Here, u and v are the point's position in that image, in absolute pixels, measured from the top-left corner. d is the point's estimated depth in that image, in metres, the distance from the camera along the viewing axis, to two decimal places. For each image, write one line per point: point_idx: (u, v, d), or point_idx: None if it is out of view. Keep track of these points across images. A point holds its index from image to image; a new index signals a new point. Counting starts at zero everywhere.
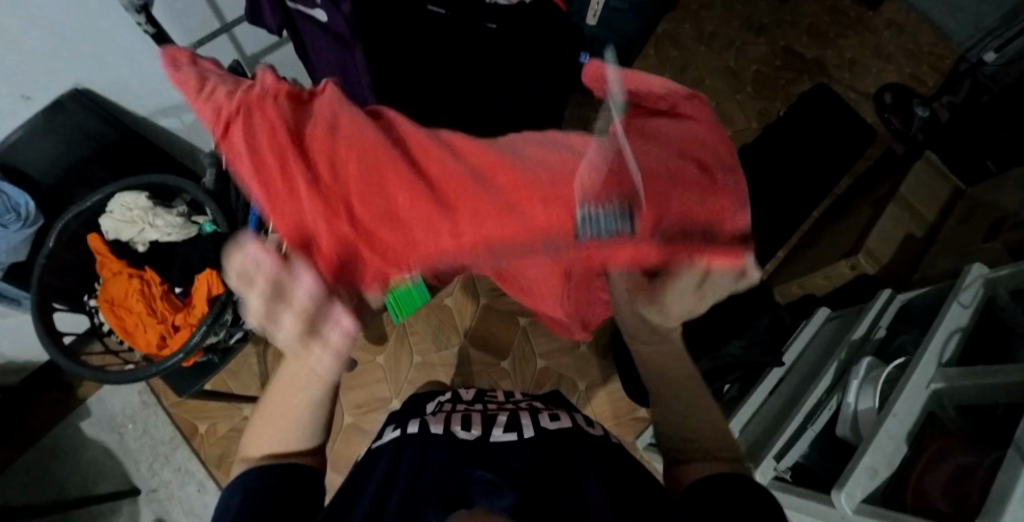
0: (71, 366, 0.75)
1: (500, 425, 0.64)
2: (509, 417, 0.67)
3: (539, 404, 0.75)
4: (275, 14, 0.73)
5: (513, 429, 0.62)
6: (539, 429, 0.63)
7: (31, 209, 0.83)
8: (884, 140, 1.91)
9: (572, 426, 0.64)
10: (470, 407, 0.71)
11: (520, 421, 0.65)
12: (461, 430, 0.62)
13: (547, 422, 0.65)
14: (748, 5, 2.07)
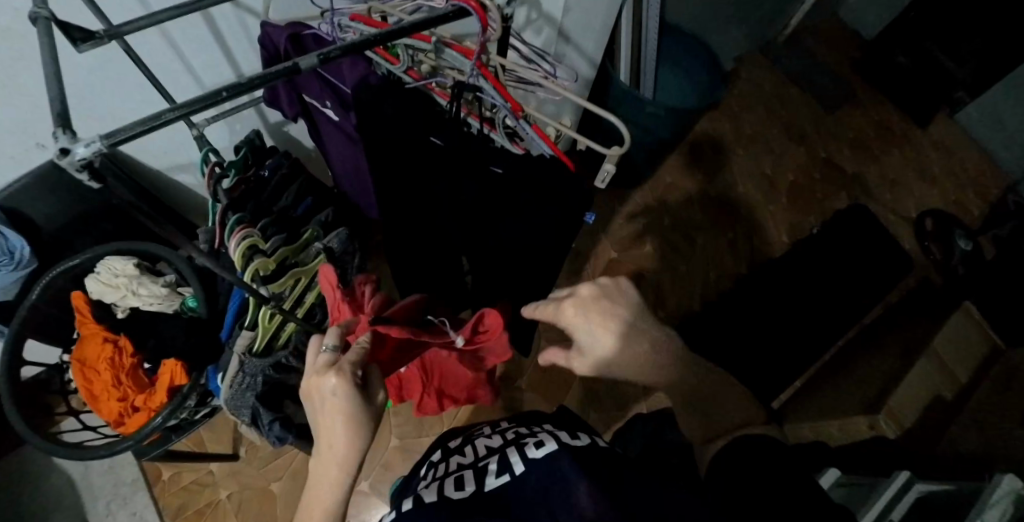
0: (25, 431, 0.74)
1: (491, 471, 0.57)
2: (498, 460, 0.60)
3: (528, 428, 0.69)
4: (292, 104, 0.70)
5: (506, 471, 0.56)
6: (524, 460, 0.57)
7: (26, 254, 0.82)
8: (921, 267, 1.78)
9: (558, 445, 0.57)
10: (459, 461, 0.65)
11: (508, 459, 0.58)
12: (453, 493, 0.55)
13: (535, 450, 0.57)
14: (792, 111, 2.05)
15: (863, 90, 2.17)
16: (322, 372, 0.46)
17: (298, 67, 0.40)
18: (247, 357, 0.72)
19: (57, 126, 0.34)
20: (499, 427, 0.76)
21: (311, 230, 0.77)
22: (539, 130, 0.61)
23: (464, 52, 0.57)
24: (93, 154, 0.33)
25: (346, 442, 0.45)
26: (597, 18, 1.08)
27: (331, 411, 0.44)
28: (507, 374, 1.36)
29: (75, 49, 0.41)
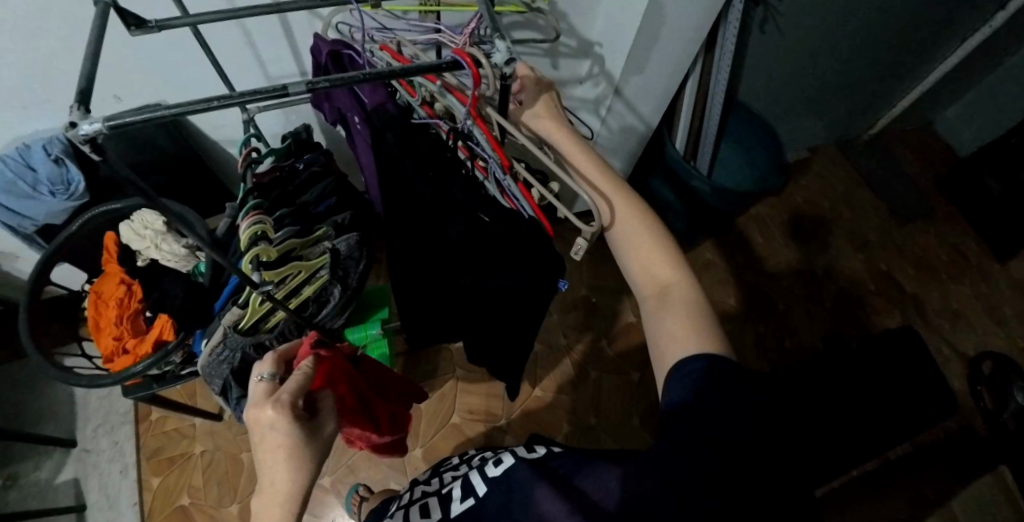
0: (30, 345, 0.82)
1: (456, 497, 0.59)
2: (462, 483, 0.62)
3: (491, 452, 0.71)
4: (330, 110, 0.75)
5: (469, 495, 0.58)
6: (487, 479, 0.58)
7: (79, 188, 0.91)
8: (966, 412, 1.59)
9: (515, 460, 0.57)
10: (427, 489, 0.66)
11: (471, 480, 0.60)
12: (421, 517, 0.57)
13: (494, 468, 0.59)
14: (857, 215, 1.95)
15: (942, 210, 2.03)
16: (261, 406, 0.52)
17: (286, 91, 0.43)
18: (231, 332, 0.75)
19: (76, 105, 0.40)
20: (467, 455, 0.76)
21: (324, 229, 0.82)
22: (523, 188, 0.60)
23: (462, 99, 0.58)
24: (93, 132, 0.38)
25: (286, 478, 0.49)
26: (656, 83, 1.08)
27: (269, 444, 0.50)
28: (492, 411, 1.34)
29: (131, 33, 0.55)
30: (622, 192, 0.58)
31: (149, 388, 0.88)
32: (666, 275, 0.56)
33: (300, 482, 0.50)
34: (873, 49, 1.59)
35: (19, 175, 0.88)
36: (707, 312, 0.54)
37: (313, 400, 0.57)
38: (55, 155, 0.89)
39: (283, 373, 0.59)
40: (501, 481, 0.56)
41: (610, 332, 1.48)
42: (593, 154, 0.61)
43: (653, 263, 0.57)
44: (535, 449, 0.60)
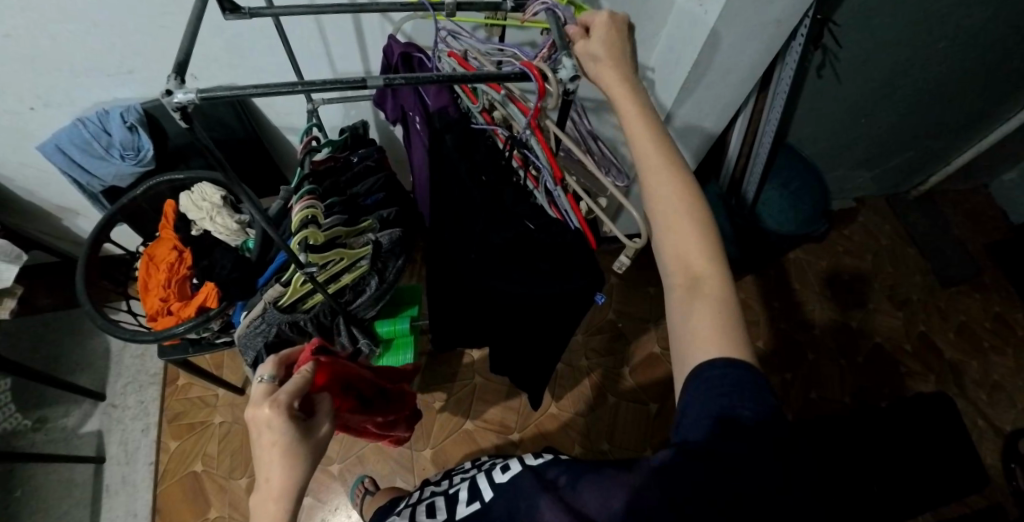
0: (83, 295, 0.87)
1: (462, 500, 0.60)
2: (469, 486, 0.62)
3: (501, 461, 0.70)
4: (394, 108, 0.78)
5: (476, 499, 0.59)
6: (494, 486, 0.59)
7: (147, 155, 0.98)
8: (997, 492, 1.51)
9: (521, 467, 0.58)
10: (436, 491, 0.67)
11: (479, 486, 0.61)
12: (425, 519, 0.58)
13: (500, 474, 0.59)
14: (901, 272, 1.89)
15: (992, 278, 1.95)
16: (258, 407, 0.51)
17: (364, 83, 0.47)
18: (271, 307, 0.78)
19: (172, 75, 0.44)
20: (478, 461, 0.75)
21: (370, 221, 0.85)
22: (573, 201, 0.62)
23: (524, 110, 0.61)
24: (186, 101, 0.43)
25: (282, 474, 0.48)
26: (708, 112, 1.08)
27: (266, 441, 0.50)
28: (506, 422, 1.34)
29: (225, 16, 0.60)
30: (669, 160, 0.53)
31: (184, 351, 0.91)
32: (700, 264, 0.51)
33: (295, 479, 0.49)
34: (932, 105, 1.57)
35: (96, 137, 0.94)
36: (738, 313, 0.50)
37: (311, 400, 0.57)
38: (130, 123, 0.95)
39: (283, 376, 0.60)
40: (508, 486, 0.57)
41: (631, 360, 1.47)
42: (639, 96, 0.55)
43: (685, 251, 0.51)
44: (540, 455, 0.60)
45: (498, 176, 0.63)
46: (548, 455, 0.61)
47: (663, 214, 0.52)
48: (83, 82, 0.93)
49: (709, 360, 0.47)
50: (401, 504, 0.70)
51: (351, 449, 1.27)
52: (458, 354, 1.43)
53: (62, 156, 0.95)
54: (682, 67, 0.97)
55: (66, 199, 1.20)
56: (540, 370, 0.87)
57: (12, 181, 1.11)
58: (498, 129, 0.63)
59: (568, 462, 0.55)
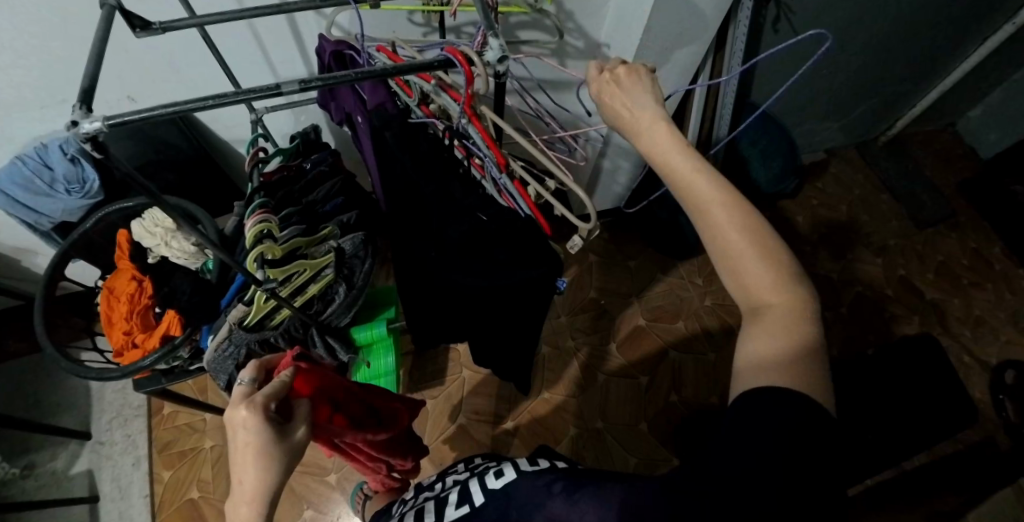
0: (43, 339, 0.84)
1: (452, 502, 0.63)
2: (460, 490, 0.65)
3: (494, 461, 0.72)
4: (337, 111, 0.75)
5: (465, 502, 0.62)
6: (485, 491, 0.61)
7: (94, 187, 0.93)
8: (988, 425, 1.55)
9: (516, 476, 0.61)
10: (427, 494, 0.69)
11: (470, 490, 0.63)
12: None
13: (494, 480, 0.62)
14: (877, 220, 1.91)
15: (966, 216, 1.98)
16: (235, 405, 0.48)
17: (279, 90, 0.43)
18: (236, 328, 0.76)
19: (78, 104, 0.40)
20: (472, 463, 0.78)
21: (330, 227, 0.83)
22: (520, 187, 0.59)
23: (457, 98, 0.59)
24: (94, 130, 0.39)
25: (255, 477, 0.46)
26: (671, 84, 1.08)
27: (243, 442, 0.46)
28: (499, 413, 1.34)
29: (137, 35, 0.56)
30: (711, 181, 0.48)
31: (158, 382, 0.89)
32: (772, 298, 0.44)
33: (272, 477, 0.46)
34: (890, 50, 1.56)
35: (37, 173, 0.90)
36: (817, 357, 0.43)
37: (289, 405, 0.53)
38: (71, 154, 0.91)
39: (264, 379, 0.55)
40: (500, 493, 0.59)
41: (617, 335, 1.47)
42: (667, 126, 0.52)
43: (751, 282, 0.45)
44: (536, 462, 0.63)
45: (444, 170, 0.62)
46: (544, 463, 0.64)
47: (724, 254, 0.46)
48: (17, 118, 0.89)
49: (772, 385, 0.40)
50: (398, 504, 0.73)
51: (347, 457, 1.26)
52: (444, 350, 1.42)
53: (5, 198, 0.92)
54: (634, 38, 0.96)
55: (21, 240, 1.18)
56: (520, 358, 0.86)
57: None
58: (436, 121, 0.61)
59: (567, 475, 0.57)
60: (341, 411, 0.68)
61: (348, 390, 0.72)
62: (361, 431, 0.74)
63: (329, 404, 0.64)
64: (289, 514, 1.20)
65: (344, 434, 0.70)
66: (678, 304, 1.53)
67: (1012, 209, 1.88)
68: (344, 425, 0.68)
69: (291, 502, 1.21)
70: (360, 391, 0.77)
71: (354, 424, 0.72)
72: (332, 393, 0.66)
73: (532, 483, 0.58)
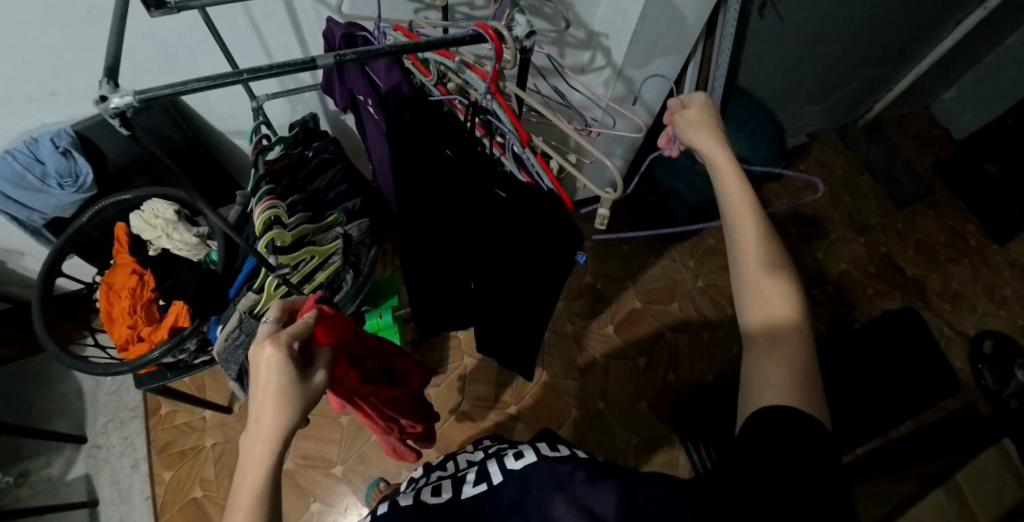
0: (42, 335, 0.82)
1: (470, 481, 0.68)
2: (478, 470, 0.71)
3: (507, 445, 0.78)
4: (344, 97, 0.76)
5: (484, 480, 0.67)
6: (504, 471, 0.67)
7: (88, 181, 0.92)
8: (968, 394, 1.63)
9: (533, 460, 0.66)
10: (444, 472, 0.75)
11: (489, 469, 0.69)
12: (432, 497, 0.67)
13: (513, 462, 0.68)
14: (858, 200, 1.96)
15: (943, 194, 2.06)
16: (261, 342, 0.49)
17: (314, 63, 0.44)
18: (247, 317, 0.75)
19: (105, 79, 0.40)
20: (481, 444, 0.86)
21: (336, 215, 0.84)
22: (544, 162, 0.61)
23: (482, 76, 0.60)
24: (124, 105, 0.39)
25: (273, 415, 0.46)
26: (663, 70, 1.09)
27: (262, 377, 0.47)
28: (502, 398, 1.35)
29: (150, 14, 0.55)
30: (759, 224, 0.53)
31: (157, 378, 0.89)
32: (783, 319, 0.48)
33: (290, 421, 0.47)
34: (869, 35, 1.61)
35: (29, 167, 0.88)
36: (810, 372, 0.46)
37: (311, 352, 0.54)
38: (63, 148, 0.89)
39: (288, 320, 0.57)
40: (519, 474, 0.65)
41: (614, 317, 1.49)
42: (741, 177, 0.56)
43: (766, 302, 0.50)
44: (555, 448, 0.68)
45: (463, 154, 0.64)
46: (565, 451, 0.69)
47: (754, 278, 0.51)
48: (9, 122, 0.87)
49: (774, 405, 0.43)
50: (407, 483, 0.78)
51: (352, 448, 1.26)
52: (445, 337, 1.41)
53: None
54: (629, 23, 0.97)
55: (6, 241, 1.15)
56: (529, 340, 0.87)
57: None
58: (456, 98, 0.62)
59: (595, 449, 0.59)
60: (348, 367, 0.70)
61: (360, 343, 0.74)
62: (371, 391, 0.75)
63: (337, 356, 0.66)
64: (295, 509, 1.19)
65: (352, 393, 0.71)
66: (672, 286, 1.56)
67: (986, 187, 1.96)
68: (349, 380, 0.69)
69: (296, 497, 1.20)
70: (373, 350, 0.79)
71: (363, 383, 0.74)
72: (342, 346, 0.68)
73: (553, 467, 0.62)
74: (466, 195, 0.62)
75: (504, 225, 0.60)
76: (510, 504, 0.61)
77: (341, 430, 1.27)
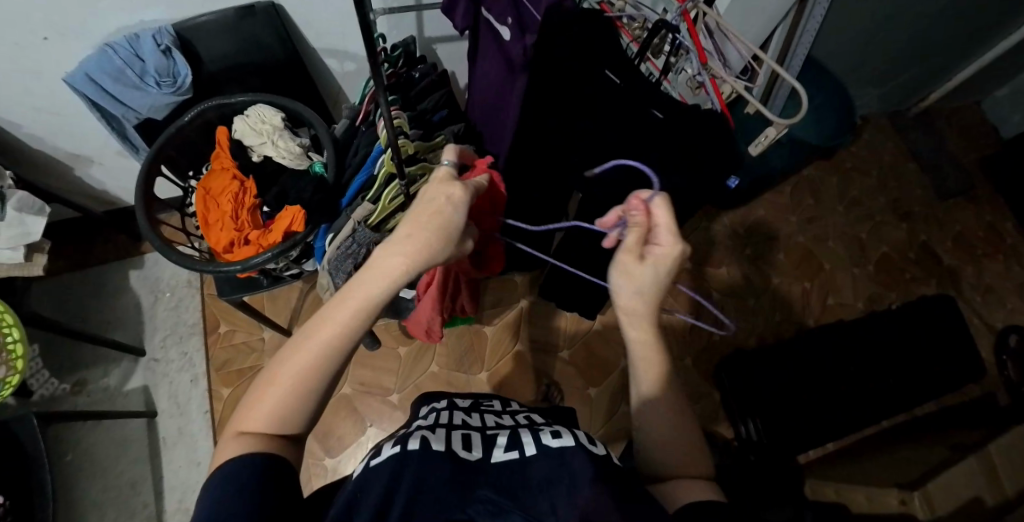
0: (146, 228, 0.82)
1: (499, 445, 0.56)
2: (508, 436, 0.58)
3: (539, 420, 0.67)
4: (466, 19, 0.78)
5: (515, 448, 0.55)
6: (540, 447, 0.54)
7: (185, 82, 0.91)
8: (989, 382, 1.67)
9: (577, 443, 0.53)
10: (467, 423, 0.63)
11: (522, 439, 0.57)
12: (459, 450, 0.54)
13: (551, 438, 0.55)
14: (903, 185, 1.92)
15: (983, 191, 1.99)
16: (446, 181, 0.50)
17: None
18: (362, 226, 0.76)
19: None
20: (509, 408, 0.74)
21: (443, 136, 0.84)
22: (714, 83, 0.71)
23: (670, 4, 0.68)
24: None
25: (394, 272, 0.44)
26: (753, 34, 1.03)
27: (444, 202, 0.48)
28: (553, 342, 1.38)
29: None
30: None
31: (238, 291, 0.95)
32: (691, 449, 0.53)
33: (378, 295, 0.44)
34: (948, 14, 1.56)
35: (129, 63, 0.86)
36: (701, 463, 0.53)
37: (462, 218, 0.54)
38: (164, 46, 0.87)
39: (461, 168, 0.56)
40: (556, 452, 0.53)
41: (665, 275, 1.57)
42: None
43: None
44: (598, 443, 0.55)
45: (630, 79, 0.66)
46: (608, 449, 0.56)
47: None
48: (110, 17, 0.85)
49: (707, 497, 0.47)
50: (418, 419, 0.66)
51: (409, 379, 1.31)
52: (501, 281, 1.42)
53: (93, 86, 0.88)
54: None
55: (78, 146, 1.15)
56: None
57: (19, 127, 1.06)
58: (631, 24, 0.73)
59: None
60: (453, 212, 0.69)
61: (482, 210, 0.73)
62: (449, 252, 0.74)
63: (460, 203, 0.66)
64: (353, 431, 1.26)
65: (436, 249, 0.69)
66: (719, 251, 1.64)
67: None
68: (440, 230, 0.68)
69: (353, 420, 1.27)
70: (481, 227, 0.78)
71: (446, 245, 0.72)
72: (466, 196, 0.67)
73: (595, 458, 0.51)
74: (625, 116, 0.66)
75: (656, 144, 0.65)
76: (542, 485, 0.49)
77: (399, 360, 1.32)
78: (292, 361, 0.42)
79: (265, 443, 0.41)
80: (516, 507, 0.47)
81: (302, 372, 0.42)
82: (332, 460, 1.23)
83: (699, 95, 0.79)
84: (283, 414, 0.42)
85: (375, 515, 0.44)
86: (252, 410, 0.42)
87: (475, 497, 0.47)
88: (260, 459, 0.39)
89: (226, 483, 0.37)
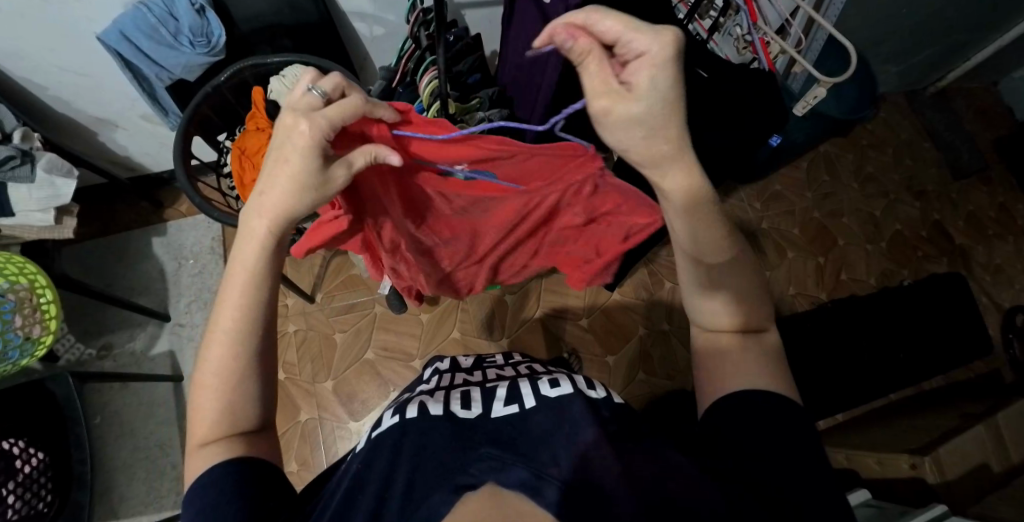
0: (186, 185, 0.84)
1: (500, 398, 0.52)
2: (508, 387, 0.55)
3: (540, 370, 0.65)
4: None
5: (515, 402, 0.51)
6: (539, 397, 0.51)
7: (219, 43, 0.90)
8: (995, 359, 1.69)
9: (575, 393, 0.50)
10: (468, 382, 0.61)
11: (521, 390, 0.53)
12: (457, 410, 0.52)
13: (548, 389, 0.52)
14: (919, 163, 1.91)
15: (998, 171, 1.96)
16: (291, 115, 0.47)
17: None
18: None
19: None
20: (511, 360, 0.74)
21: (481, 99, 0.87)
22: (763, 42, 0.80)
23: None
24: None
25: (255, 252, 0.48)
26: (779, 5, 1.02)
27: (288, 145, 0.46)
28: (573, 310, 1.40)
29: None
30: None
31: None
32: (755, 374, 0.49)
33: (268, 266, 0.48)
34: None
35: (162, 21, 0.86)
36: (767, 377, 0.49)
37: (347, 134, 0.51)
38: (199, 5, 0.87)
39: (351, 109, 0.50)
40: (555, 402, 0.49)
41: None
42: None
43: None
44: (594, 388, 0.53)
45: (678, 39, 0.68)
46: (604, 393, 0.53)
47: None
48: None
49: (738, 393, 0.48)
50: (422, 381, 0.66)
51: (430, 346, 1.34)
52: None
53: (128, 45, 0.89)
54: None
55: (103, 109, 1.15)
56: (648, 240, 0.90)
57: (45, 90, 1.06)
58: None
59: None
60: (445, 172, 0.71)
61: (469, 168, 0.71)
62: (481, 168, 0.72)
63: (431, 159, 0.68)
64: (376, 395, 1.29)
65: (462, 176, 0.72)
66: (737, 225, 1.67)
67: None
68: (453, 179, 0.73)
69: (377, 384, 1.30)
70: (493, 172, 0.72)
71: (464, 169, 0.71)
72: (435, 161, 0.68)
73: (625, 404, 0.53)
74: None
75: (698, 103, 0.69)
76: (541, 439, 0.44)
77: (421, 326, 1.36)
78: (203, 375, 0.46)
79: (238, 447, 0.45)
80: (521, 461, 0.42)
81: (224, 378, 0.46)
82: (356, 424, 1.27)
83: (745, 55, 0.89)
84: (218, 417, 0.46)
85: (378, 494, 0.43)
86: (196, 424, 0.46)
87: (478, 455, 0.43)
88: (238, 462, 0.44)
89: (210, 486, 0.42)
